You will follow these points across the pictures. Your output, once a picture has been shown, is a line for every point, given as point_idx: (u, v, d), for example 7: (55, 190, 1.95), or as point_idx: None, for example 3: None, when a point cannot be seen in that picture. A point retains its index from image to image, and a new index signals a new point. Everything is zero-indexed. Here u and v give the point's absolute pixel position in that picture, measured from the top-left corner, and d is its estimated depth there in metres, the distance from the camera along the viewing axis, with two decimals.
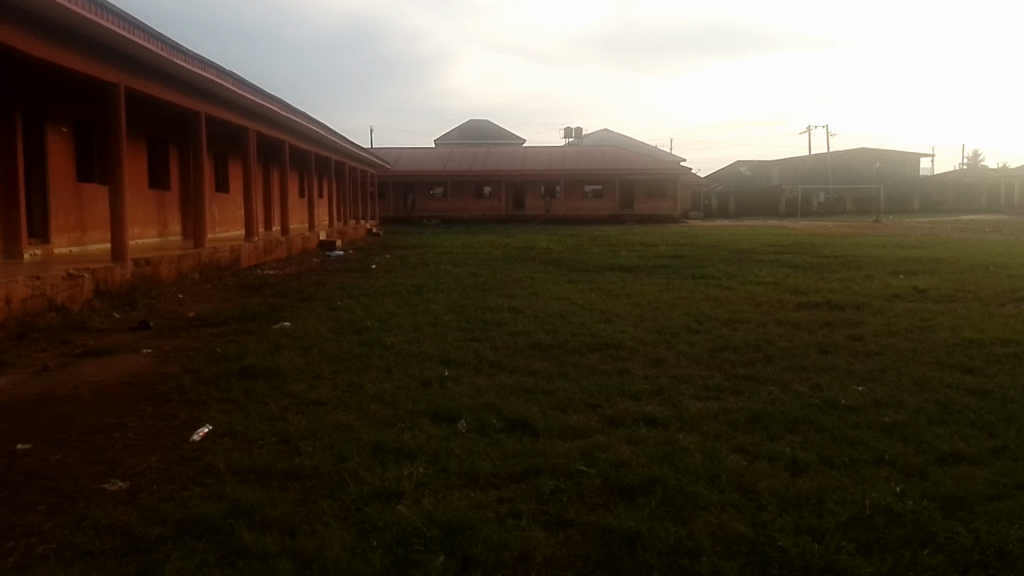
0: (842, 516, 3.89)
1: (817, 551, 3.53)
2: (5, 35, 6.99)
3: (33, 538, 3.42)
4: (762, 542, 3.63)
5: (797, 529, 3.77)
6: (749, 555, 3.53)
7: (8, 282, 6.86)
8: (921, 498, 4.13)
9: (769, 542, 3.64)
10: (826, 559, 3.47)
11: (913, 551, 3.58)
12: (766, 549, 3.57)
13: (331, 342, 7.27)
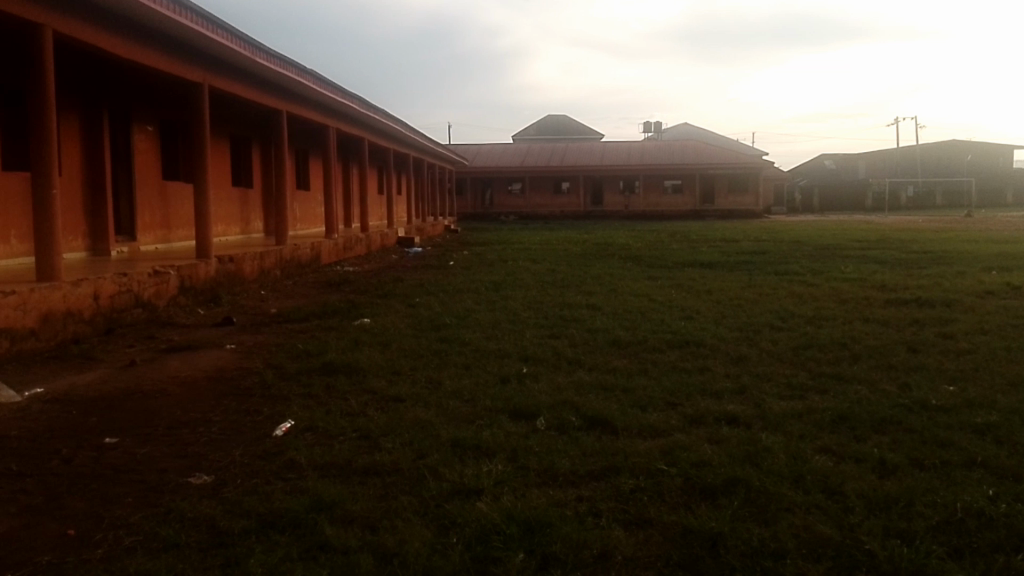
0: (933, 520, 3.64)
1: (906, 555, 3.30)
2: (95, 36, 7.27)
3: (121, 530, 3.48)
4: (850, 545, 3.42)
5: (887, 533, 3.54)
6: (836, 559, 3.33)
7: (98, 279, 7.09)
8: (1016, 501, 3.83)
9: (858, 545, 3.42)
10: (918, 564, 3.24)
11: (1009, 556, 3.33)
12: (854, 553, 3.36)
13: (409, 338, 7.30)
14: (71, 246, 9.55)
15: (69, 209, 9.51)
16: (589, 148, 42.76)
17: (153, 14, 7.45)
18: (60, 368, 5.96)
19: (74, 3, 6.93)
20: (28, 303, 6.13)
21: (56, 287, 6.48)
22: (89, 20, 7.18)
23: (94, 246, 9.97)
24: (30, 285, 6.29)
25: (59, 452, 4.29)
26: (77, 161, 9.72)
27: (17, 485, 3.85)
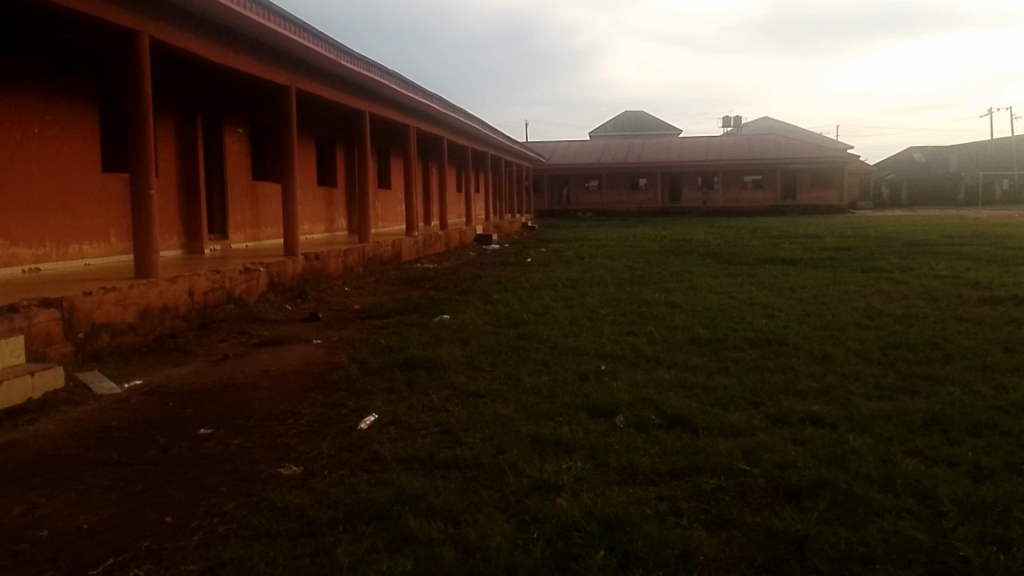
0: None
1: (1004, 563, 3.16)
2: (190, 43, 7.59)
3: (215, 518, 3.61)
4: (943, 551, 3.29)
5: (982, 539, 3.39)
6: (928, 565, 3.20)
7: (192, 276, 7.36)
8: None
9: (951, 551, 3.29)
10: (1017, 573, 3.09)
11: None
12: (948, 559, 3.23)
13: (489, 335, 7.35)
14: (168, 244, 9.96)
15: (166, 208, 9.94)
16: (666, 144, 42.23)
17: (242, 19, 7.70)
18: (158, 361, 6.24)
19: (169, 11, 7.23)
20: (128, 299, 6.42)
21: (153, 283, 6.76)
22: (185, 28, 7.50)
23: (188, 245, 10.39)
24: (130, 282, 6.59)
25: (157, 442, 4.47)
26: (173, 163, 10.14)
27: (119, 472, 4.03)
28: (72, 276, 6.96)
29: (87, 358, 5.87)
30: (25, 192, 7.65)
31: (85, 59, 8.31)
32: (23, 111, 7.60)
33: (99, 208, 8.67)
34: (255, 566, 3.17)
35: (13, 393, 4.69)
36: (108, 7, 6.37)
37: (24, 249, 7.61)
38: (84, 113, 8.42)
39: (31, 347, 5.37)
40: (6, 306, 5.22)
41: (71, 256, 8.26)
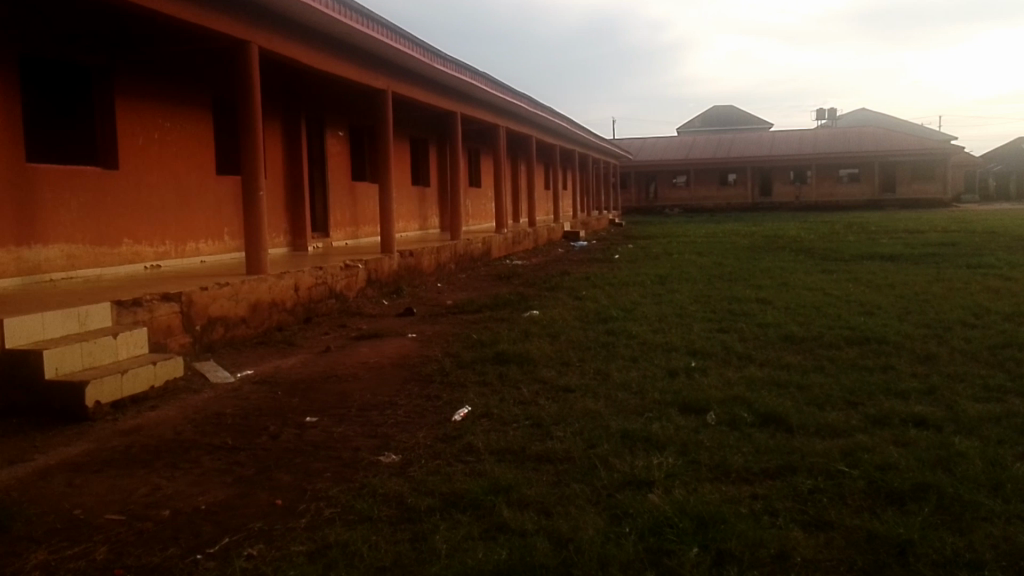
0: None
1: None
2: (294, 51, 7.91)
3: (321, 502, 3.76)
4: None
5: None
6: None
7: (297, 273, 7.69)
8: None
9: None
10: None
11: None
12: None
13: (578, 330, 7.40)
14: (275, 242, 10.40)
15: (274, 208, 10.37)
16: (757, 138, 41.29)
17: (341, 26, 7.97)
18: (266, 352, 6.55)
19: (275, 21, 7.55)
20: (240, 294, 6.76)
21: (262, 279, 7.09)
22: (289, 36, 7.82)
23: (293, 242, 10.79)
24: (241, 278, 6.93)
25: (266, 429, 4.70)
26: (280, 165, 10.55)
27: (232, 457, 4.25)
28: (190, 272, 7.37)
29: (203, 349, 6.22)
30: (148, 194, 8.12)
31: (200, 68, 8.77)
32: (147, 118, 8.07)
33: (213, 208, 9.13)
34: (359, 549, 3.28)
35: (138, 381, 4.99)
36: (219, 18, 6.72)
37: (146, 247, 8.10)
38: (200, 118, 8.89)
39: (152, 338, 5.72)
40: (132, 300, 5.58)
41: (188, 254, 8.74)
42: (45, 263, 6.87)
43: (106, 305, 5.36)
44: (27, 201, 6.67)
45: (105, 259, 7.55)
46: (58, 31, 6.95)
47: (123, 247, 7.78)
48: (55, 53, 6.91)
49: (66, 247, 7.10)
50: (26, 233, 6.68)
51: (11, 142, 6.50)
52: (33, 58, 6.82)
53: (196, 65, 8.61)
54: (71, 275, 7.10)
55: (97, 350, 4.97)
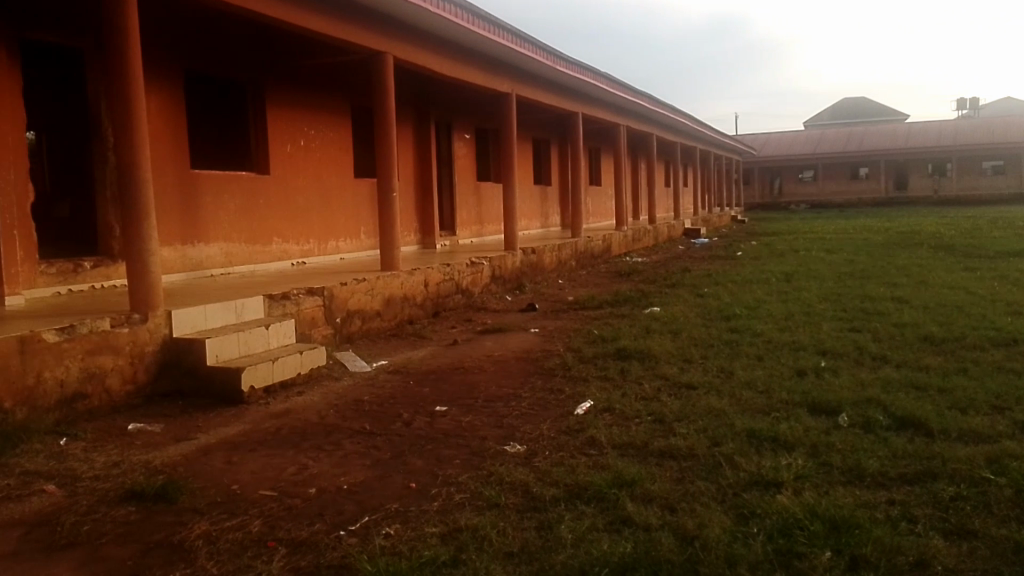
0: None
1: None
2: (426, 59, 8.24)
3: (451, 487, 3.89)
4: None
5: None
6: None
7: (427, 270, 7.97)
8: None
9: None
10: None
11: None
12: None
13: (701, 327, 7.33)
14: (406, 240, 10.79)
15: (406, 207, 10.76)
16: (890, 130, 39.27)
17: (467, 32, 8.23)
18: (398, 345, 6.85)
19: (407, 30, 7.85)
20: (376, 289, 7.09)
21: (394, 275, 7.40)
22: (421, 46, 8.15)
23: (423, 240, 11.15)
24: (376, 274, 7.26)
25: (400, 417, 4.92)
26: (411, 166, 10.92)
27: (369, 441, 4.48)
28: (331, 269, 7.76)
29: (342, 341, 6.58)
30: (296, 196, 8.61)
31: (340, 76, 9.22)
32: (294, 124, 8.56)
33: (351, 209, 9.57)
34: (488, 534, 3.35)
35: (287, 367, 5.35)
36: (357, 30, 7.06)
37: (293, 245, 8.58)
38: (340, 123, 9.35)
39: (299, 329, 6.09)
40: (281, 294, 5.97)
41: (329, 252, 9.20)
42: (206, 261, 7.40)
43: (259, 298, 5.76)
44: (190, 204, 7.20)
45: (258, 256, 8.05)
46: (216, 46, 7.46)
47: (273, 245, 8.28)
48: (213, 67, 7.43)
49: (225, 245, 7.62)
50: (191, 233, 7.22)
51: (177, 151, 7.04)
52: (195, 73, 7.36)
53: (336, 73, 9.07)
54: (229, 271, 7.62)
55: (251, 339, 5.38)
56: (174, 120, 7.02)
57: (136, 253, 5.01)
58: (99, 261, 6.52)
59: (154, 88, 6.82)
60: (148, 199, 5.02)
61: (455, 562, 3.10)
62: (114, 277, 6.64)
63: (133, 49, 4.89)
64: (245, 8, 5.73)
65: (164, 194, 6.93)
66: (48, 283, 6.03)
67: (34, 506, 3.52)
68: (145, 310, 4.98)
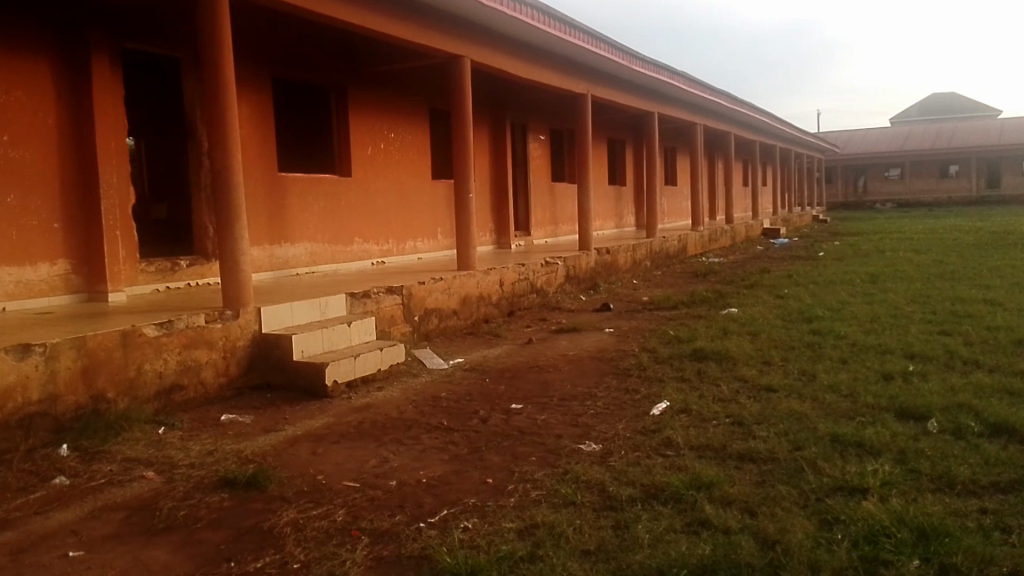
0: None
1: None
2: (503, 61, 8.32)
3: (528, 484, 3.93)
4: None
5: None
6: None
7: (503, 269, 8.05)
8: None
9: None
10: None
11: None
12: None
13: (781, 329, 7.19)
14: (482, 240, 10.91)
15: (482, 208, 10.89)
16: (983, 126, 37.60)
17: (543, 34, 8.28)
18: (474, 343, 6.95)
19: (483, 33, 7.94)
20: (452, 288, 7.21)
21: (471, 275, 7.51)
22: (498, 48, 8.24)
23: (499, 240, 11.26)
24: (453, 273, 7.37)
25: (477, 413, 5.00)
26: (486, 168, 11.02)
27: (448, 437, 4.57)
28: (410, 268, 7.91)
29: (420, 338, 6.73)
30: (376, 197, 8.81)
31: (418, 79, 9.39)
32: (375, 128, 8.76)
33: (428, 210, 9.74)
34: (565, 531, 3.37)
35: (368, 363, 5.50)
36: (436, 34, 7.19)
37: (374, 245, 8.79)
38: (417, 126, 9.52)
39: (379, 327, 6.26)
40: (363, 292, 6.15)
41: (408, 252, 9.39)
42: (292, 260, 7.65)
43: (342, 296, 5.94)
44: (277, 206, 7.46)
45: (340, 256, 8.28)
46: (300, 53, 7.70)
47: (355, 245, 8.50)
48: (297, 73, 7.67)
49: (310, 246, 7.86)
50: (278, 234, 7.48)
51: (264, 155, 7.30)
52: (280, 79, 7.61)
53: (414, 77, 9.24)
54: (314, 270, 7.87)
55: (334, 335, 5.55)
56: (262, 126, 7.28)
57: (228, 253, 5.23)
58: (195, 260, 6.81)
59: (243, 95, 7.08)
60: (239, 201, 5.24)
61: (532, 558, 3.14)
62: (208, 275, 6.93)
63: (224, 57, 5.10)
64: (330, 16, 5.90)
65: (253, 196, 7.20)
66: (147, 280, 6.35)
67: (135, 490, 3.73)
68: (236, 307, 5.20)
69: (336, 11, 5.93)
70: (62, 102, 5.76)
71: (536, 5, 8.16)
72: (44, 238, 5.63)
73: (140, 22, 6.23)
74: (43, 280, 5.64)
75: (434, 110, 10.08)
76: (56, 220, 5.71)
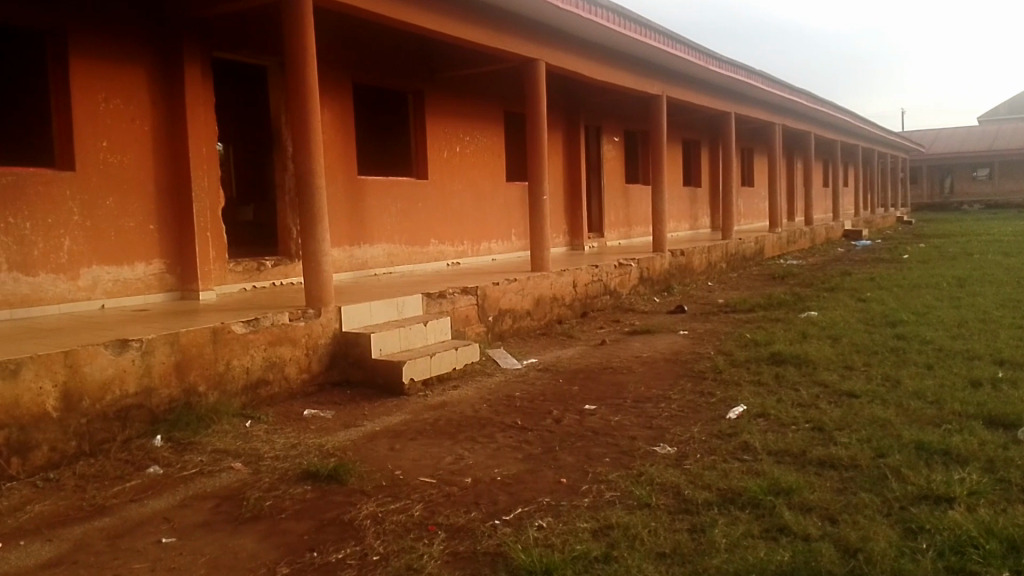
0: None
1: None
2: (577, 63, 8.31)
3: (602, 485, 3.94)
4: None
5: None
6: None
7: (576, 271, 8.07)
8: None
9: None
10: None
11: None
12: None
13: (863, 333, 7.00)
14: (556, 241, 10.94)
15: (555, 210, 10.92)
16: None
17: (617, 35, 8.24)
18: (547, 344, 7.00)
19: (558, 35, 7.95)
20: (526, 289, 7.26)
21: (545, 276, 7.56)
22: (573, 50, 8.24)
23: (572, 241, 11.27)
24: (526, 274, 7.43)
25: (550, 413, 5.03)
26: (560, 169, 11.05)
27: (522, 436, 4.61)
28: (484, 269, 7.99)
29: (494, 338, 6.81)
30: (451, 200, 8.93)
31: (492, 82, 9.47)
32: (451, 131, 8.89)
33: (502, 211, 9.83)
34: (640, 533, 3.37)
35: (444, 362, 5.60)
36: (511, 37, 7.24)
37: (449, 246, 8.92)
38: (492, 128, 9.60)
39: (454, 327, 6.36)
40: (439, 292, 6.26)
41: (482, 253, 9.49)
42: (370, 260, 7.83)
43: (418, 296, 6.05)
44: (357, 208, 7.64)
45: (416, 257, 8.43)
46: (378, 59, 7.85)
47: (431, 246, 8.64)
48: (375, 79, 7.82)
49: (388, 247, 8.03)
50: (357, 235, 7.66)
51: (345, 159, 7.49)
52: (360, 85, 7.80)
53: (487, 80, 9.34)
54: (391, 271, 8.04)
55: (410, 335, 5.67)
56: (343, 130, 7.47)
57: (311, 253, 5.39)
58: (279, 260, 7.04)
59: (326, 101, 7.28)
60: (321, 203, 5.40)
61: (607, 558, 3.15)
62: (292, 274, 7.16)
63: (308, 63, 5.26)
64: (407, 21, 6.00)
65: (334, 198, 7.39)
66: (236, 280, 6.60)
67: (224, 481, 3.89)
68: (318, 306, 5.36)
69: (413, 17, 6.03)
70: (157, 109, 6.04)
71: (611, 6, 8.12)
72: (140, 239, 5.92)
73: (228, 31, 6.47)
74: (140, 279, 5.93)
75: (509, 112, 10.15)
76: (151, 222, 6.00)
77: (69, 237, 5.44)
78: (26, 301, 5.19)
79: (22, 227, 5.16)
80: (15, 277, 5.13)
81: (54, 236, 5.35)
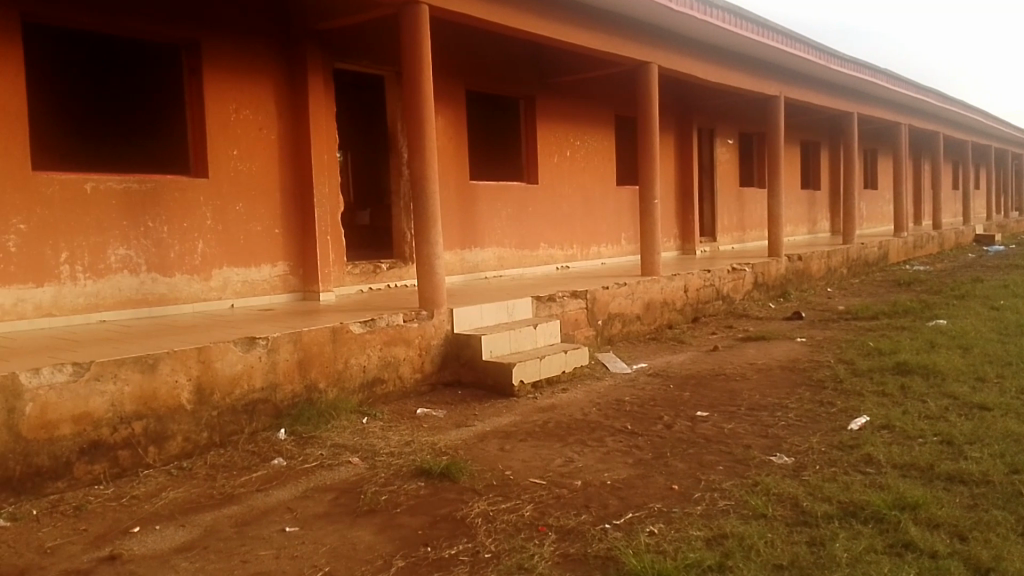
0: None
1: None
2: (690, 65, 8.17)
3: (715, 493, 3.85)
4: None
5: None
6: None
7: (687, 275, 7.94)
8: None
9: None
10: None
11: None
12: None
13: (997, 343, 6.55)
14: (667, 245, 10.79)
15: (666, 214, 10.78)
16: None
17: (731, 35, 8.03)
18: (658, 348, 6.92)
19: (670, 37, 7.83)
20: (636, 293, 7.19)
21: (655, 280, 7.46)
22: (686, 52, 8.09)
23: (682, 245, 11.09)
24: (637, 279, 7.36)
25: (661, 418, 4.97)
26: (672, 173, 10.89)
27: (632, 440, 4.57)
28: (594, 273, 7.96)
29: (603, 342, 6.78)
30: (561, 204, 8.96)
31: (603, 86, 9.45)
32: (561, 136, 8.91)
33: (612, 215, 9.77)
34: (755, 543, 3.26)
35: (553, 365, 5.62)
36: (622, 40, 7.17)
37: (559, 250, 8.94)
38: (602, 132, 9.57)
39: (564, 330, 6.38)
40: (548, 295, 6.29)
41: (592, 257, 9.47)
42: (482, 263, 7.95)
43: (529, 299, 6.11)
44: (468, 212, 7.76)
45: (526, 260, 8.50)
46: (489, 65, 7.95)
47: (540, 250, 8.69)
48: (486, 85, 7.94)
49: (498, 250, 8.13)
50: (468, 239, 7.79)
51: (457, 165, 7.63)
52: (472, 92, 7.93)
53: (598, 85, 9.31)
54: (501, 274, 8.13)
55: (520, 337, 5.73)
56: (456, 137, 7.61)
57: (425, 256, 5.52)
58: (394, 263, 7.24)
59: (440, 108, 7.44)
60: (435, 207, 5.52)
61: (721, 568, 3.07)
62: (406, 277, 7.35)
63: (422, 71, 5.40)
64: (517, 28, 6.04)
65: (447, 203, 7.54)
66: (354, 282, 6.84)
67: (343, 474, 4.04)
68: (431, 307, 5.48)
69: (522, 23, 6.06)
70: (283, 119, 6.35)
71: (726, 6, 7.92)
72: (266, 242, 6.23)
73: (347, 43, 6.71)
74: (266, 280, 6.24)
75: (619, 117, 10.09)
76: (276, 226, 6.30)
77: (202, 241, 5.77)
78: (163, 300, 5.54)
79: (160, 230, 5.52)
80: (153, 277, 5.49)
81: (189, 239, 5.69)
